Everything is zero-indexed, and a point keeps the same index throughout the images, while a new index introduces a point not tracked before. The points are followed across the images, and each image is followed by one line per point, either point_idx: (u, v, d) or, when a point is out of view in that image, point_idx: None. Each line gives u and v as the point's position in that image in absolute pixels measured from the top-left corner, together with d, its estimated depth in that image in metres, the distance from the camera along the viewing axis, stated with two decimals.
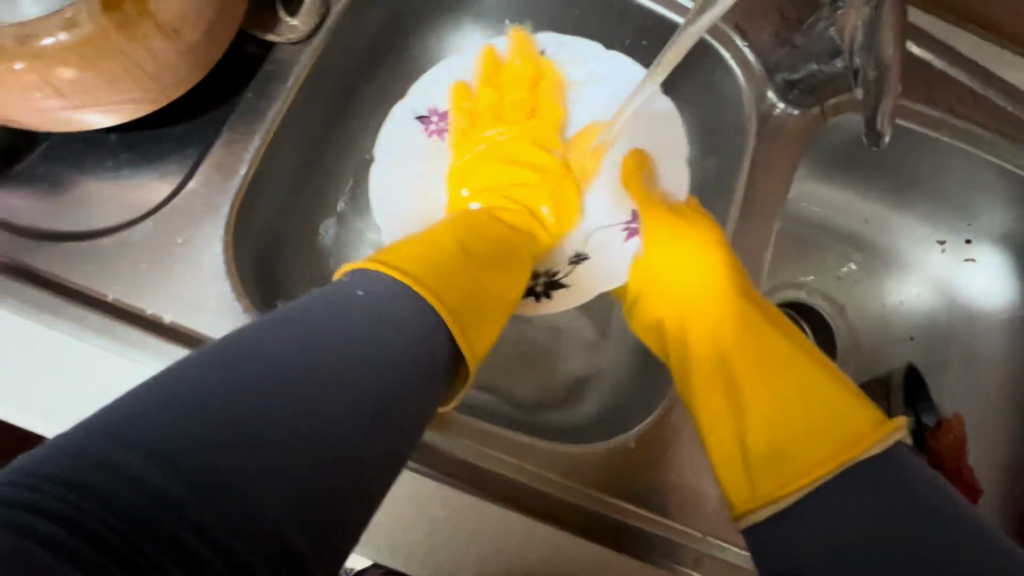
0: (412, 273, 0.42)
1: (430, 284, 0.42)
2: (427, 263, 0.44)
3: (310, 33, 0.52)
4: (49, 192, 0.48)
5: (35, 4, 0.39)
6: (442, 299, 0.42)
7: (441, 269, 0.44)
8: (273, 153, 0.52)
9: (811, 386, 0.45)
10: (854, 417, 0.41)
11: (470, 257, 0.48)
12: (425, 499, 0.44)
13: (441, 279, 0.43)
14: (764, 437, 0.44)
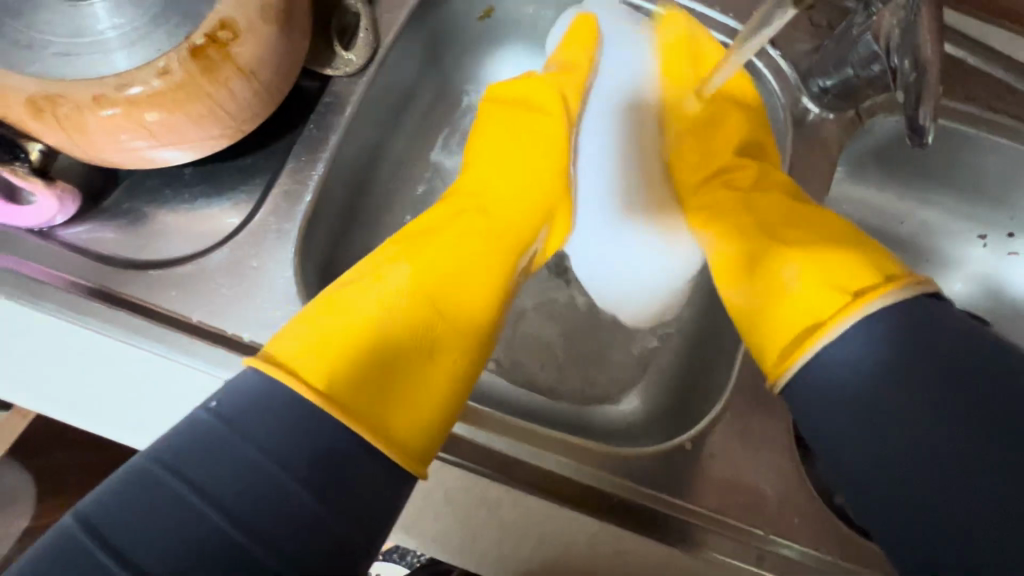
0: (316, 373, 0.41)
1: (334, 386, 0.41)
2: (327, 358, 0.42)
3: (364, 66, 0.56)
4: (132, 224, 0.52)
5: (129, 55, 0.41)
6: (348, 400, 0.41)
7: (337, 358, 0.42)
8: (335, 179, 0.55)
9: (831, 236, 0.48)
10: (862, 275, 0.44)
11: (385, 312, 0.46)
12: (494, 503, 0.46)
13: (338, 372, 0.41)
14: (763, 293, 0.48)
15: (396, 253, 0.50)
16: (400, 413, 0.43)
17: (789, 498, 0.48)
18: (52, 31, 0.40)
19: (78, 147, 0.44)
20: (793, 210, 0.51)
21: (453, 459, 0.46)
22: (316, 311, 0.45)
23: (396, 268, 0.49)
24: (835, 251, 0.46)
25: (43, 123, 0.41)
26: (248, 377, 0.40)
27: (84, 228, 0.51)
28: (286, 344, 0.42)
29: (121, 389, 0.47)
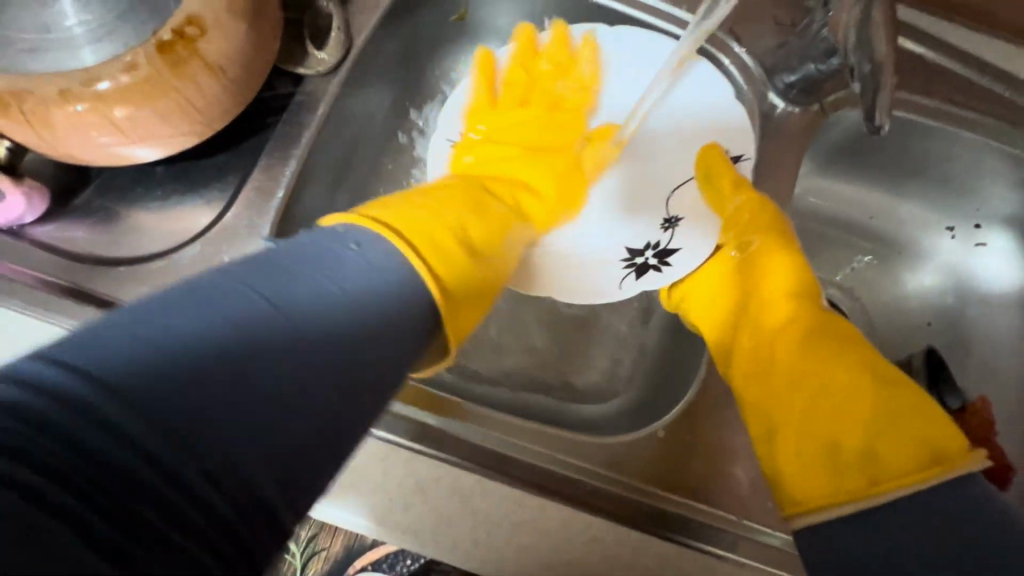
0: (424, 247, 0.39)
1: (442, 269, 0.39)
2: (433, 241, 0.40)
3: (336, 65, 0.56)
4: (104, 222, 0.52)
5: (96, 50, 0.41)
6: (445, 279, 0.39)
7: (441, 244, 0.40)
8: (307, 176, 0.55)
9: (873, 373, 0.43)
10: (933, 432, 0.39)
11: (444, 231, 0.41)
12: (467, 493, 0.46)
13: (441, 260, 0.39)
14: (837, 419, 0.41)
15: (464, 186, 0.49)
16: (467, 306, 0.41)
17: (760, 485, 0.49)
18: (19, 28, 0.41)
19: (46, 143, 0.44)
20: (851, 366, 0.43)
21: (424, 450, 0.45)
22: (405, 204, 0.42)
23: (478, 188, 0.49)
24: (890, 420, 0.40)
25: (10, 119, 0.41)
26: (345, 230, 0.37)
27: (54, 227, 0.51)
28: (399, 212, 0.40)
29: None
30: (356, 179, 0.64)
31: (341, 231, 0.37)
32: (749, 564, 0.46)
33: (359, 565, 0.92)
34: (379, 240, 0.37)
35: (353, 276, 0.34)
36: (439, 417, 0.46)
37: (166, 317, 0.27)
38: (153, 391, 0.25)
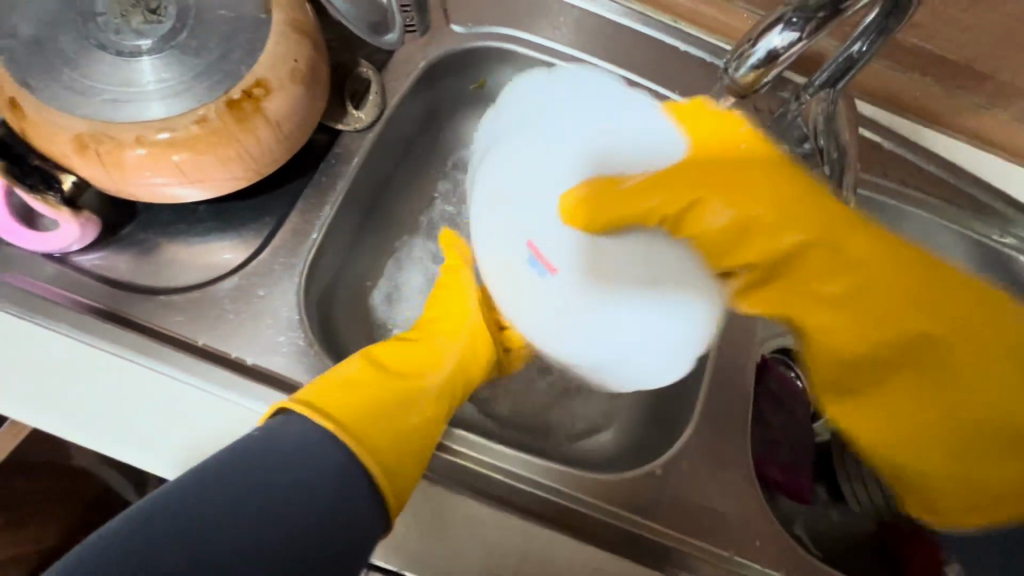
0: (350, 422, 0.44)
1: (371, 437, 0.43)
2: (370, 417, 0.45)
3: (371, 123, 0.63)
4: (146, 254, 0.56)
5: (171, 103, 0.46)
6: (378, 452, 0.43)
7: (362, 404, 0.46)
8: (338, 219, 0.60)
9: (945, 290, 0.38)
10: (974, 352, 0.37)
11: (368, 392, 0.47)
12: (478, 521, 0.48)
13: (365, 418, 0.45)
14: (935, 324, 0.37)
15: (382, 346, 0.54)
16: (411, 470, 0.45)
17: (750, 520, 0.53)
18: (104, 81, 0.46)
19: (110, 181, 0.48)
20: (899, 284, 0.38)
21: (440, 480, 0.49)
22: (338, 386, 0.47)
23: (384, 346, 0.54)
24: (954, 311, 0.37)
25: (84, 158, 0.46)
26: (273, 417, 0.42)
27: (98, 256, 0.54)
28: (328, 392, 0.46)
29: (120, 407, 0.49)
30: (376, 225, 0.69)
31: (265, 431, 0.40)
32: None
33: None
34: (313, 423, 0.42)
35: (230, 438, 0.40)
36: (456, 451, 0.51)
37: (187, 496, 0.35)
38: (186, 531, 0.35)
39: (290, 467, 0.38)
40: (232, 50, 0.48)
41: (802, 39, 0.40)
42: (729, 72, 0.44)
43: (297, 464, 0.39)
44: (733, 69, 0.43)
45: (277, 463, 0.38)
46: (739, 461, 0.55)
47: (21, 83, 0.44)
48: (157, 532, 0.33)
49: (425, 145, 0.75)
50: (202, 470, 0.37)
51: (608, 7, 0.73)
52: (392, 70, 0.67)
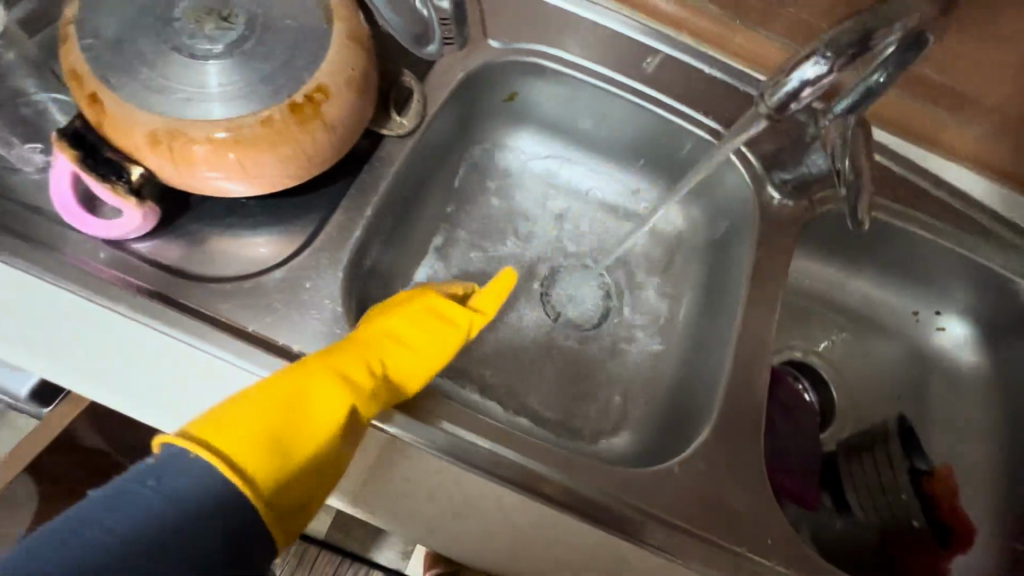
0: (243, 456, 0.38)
1: (265, 473, 0.38)
2: (277, 459, 0.39)
3: (412, 129, 0.66)
4: (197, 243, 0.59)
5: (238, 104, 0.50)
6: (273, 490, 0.38)
7: (270, 444, 0.40)
8: (378, 219, 0.63)
9: None
10: None
11: (285, 424, 0.41)
12: (509, 507, 0.52)
13: (269, 462, 0.39)
14: None
15: (316, 360, 0.47)
16: (306, 500, 0.41)
17: (761, 518, 0.56)
18: (177, 81, 0.49)
19: (176, 175, 0.51)
20: None
21: (479, 471, 0.50)
22: (239, 406, 0.40)
23: (317, 361, 0.47)
24: None
25: (156, 152, 0.49)
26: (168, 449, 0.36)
27: (152, 245, 0.57)
28: (229, 414, 0.39)
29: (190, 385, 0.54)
30: (409, 225, 0.72)
31: (151, 463, 0.35)
32: None
33: None
34: (197, 459, 0.36)
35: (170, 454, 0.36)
36: (494, 444, 0.51)
37: (91, 518, 0.32)
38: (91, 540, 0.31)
39: (190, 504, 0.33)
40: (295, 56, 0.51)
41: (830, 71, 0.50)
42: (764, 97, 0.53)
43: (181, 494, 0.33)
44: (771, 94, 0.53)
45: (167, 493, 0.33)
46: (752, 463, 0.58)
47: (102, 81, 0.48)
48: (60, 562, 0.29)
49: (456, 152, 0.78)
50: (113, 488, 0.33)
51: (635, 31, 0.78)
52: (432, 79, 0.71)
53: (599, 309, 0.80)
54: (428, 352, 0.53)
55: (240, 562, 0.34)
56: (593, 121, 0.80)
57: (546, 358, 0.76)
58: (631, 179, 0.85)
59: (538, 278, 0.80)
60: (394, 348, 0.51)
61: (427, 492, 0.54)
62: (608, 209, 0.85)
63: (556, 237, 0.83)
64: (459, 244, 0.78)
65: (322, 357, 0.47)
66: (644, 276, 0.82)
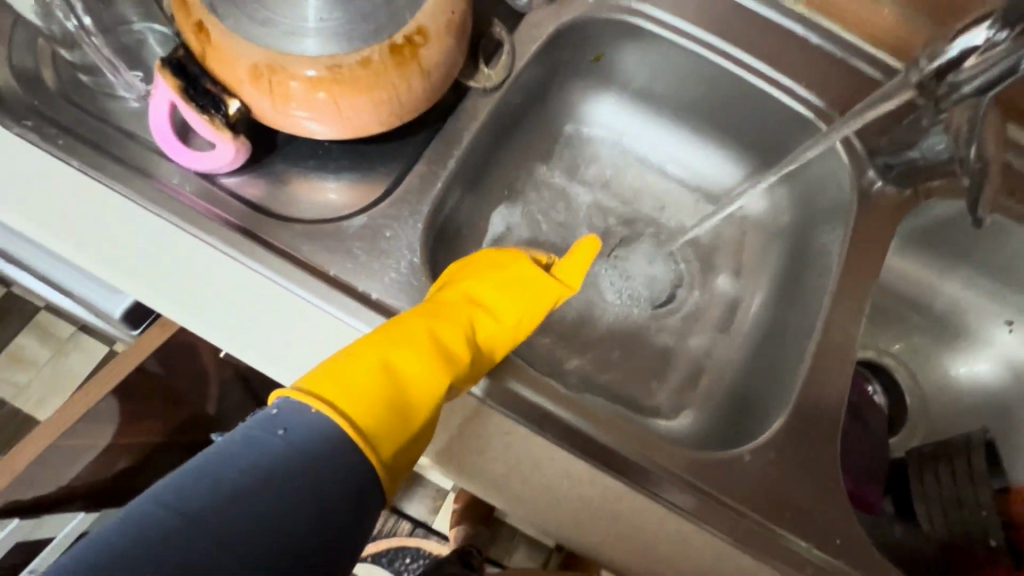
0: (354, 411, 0.39)
1: (374, 428, 0.40)
2: (385, 416, 0.41)
3: (499, 82, 0.64)
4: (284, 184, 0.59)
5: (339, 43, 0.48)
6: (382, 444, 0.40)
7: (380, 404, 0.41)
8: (457, 173, 0.62)
9: None
10: None
11: (390, 382, 0.42)
12: (576, 477, 0.53)
13: (381, 420, 0.40)
14: None
15: (410, 319, 0.47)
16: (409, 454, 0.43)
17: (831, 518, 0.54)
18: (281, 14, 0.48)
19: (272, 112, 0.51)
20: None
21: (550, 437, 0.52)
22: (346, 361, 0.42)
23: (409, 321, 0.47)
24: None
25: (256, 87, 0.49)
26: (288, 405, 0.38)
27: (241, 180, 0.58)
28: (336, 370, 0.41)
29: (275, 324, 0.55)
30: (484, 184, 0.71)
31: (274, 415, 0.37)
32: None
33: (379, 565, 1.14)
34: (316, 414, 0.38)
35: (292, 412, 0.38)
36: (569, 412, 0.52)
37: (227, 458, 0.35)
38: (230, 479, 0.34)
39: (314, 452, 0.36)
40: None
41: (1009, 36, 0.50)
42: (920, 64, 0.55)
43: (306, 445, 0.36)
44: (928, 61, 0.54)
45: (296, 443, 0.36)
46: (825, 459, 0.56)
47: (209, 9, 0.48)
48: (211, 494, 0.33)
49: (535, 112, 0.76)
50: (242, 436, 0.37)
51: None
52: (522, 32, 0.68)
53: (668, 287, 0.77)
54: (517, 317, 0.52)
55: (335, 506, 0.36)
56: (682, 88, 0.76)
57: (610, 332, 0.74)
58: (714, 154, 0.80)
59: (607, 249, 0.78)
60: (481, 311, 0.51)
61: (497, 458, 0.54)
62: (685, 184, 0.82)
63: (628, 208, 0.80)
64: (532, 207, 0.77)
65: (415, 316, 0.48)
66: (717, 256, 0.79)
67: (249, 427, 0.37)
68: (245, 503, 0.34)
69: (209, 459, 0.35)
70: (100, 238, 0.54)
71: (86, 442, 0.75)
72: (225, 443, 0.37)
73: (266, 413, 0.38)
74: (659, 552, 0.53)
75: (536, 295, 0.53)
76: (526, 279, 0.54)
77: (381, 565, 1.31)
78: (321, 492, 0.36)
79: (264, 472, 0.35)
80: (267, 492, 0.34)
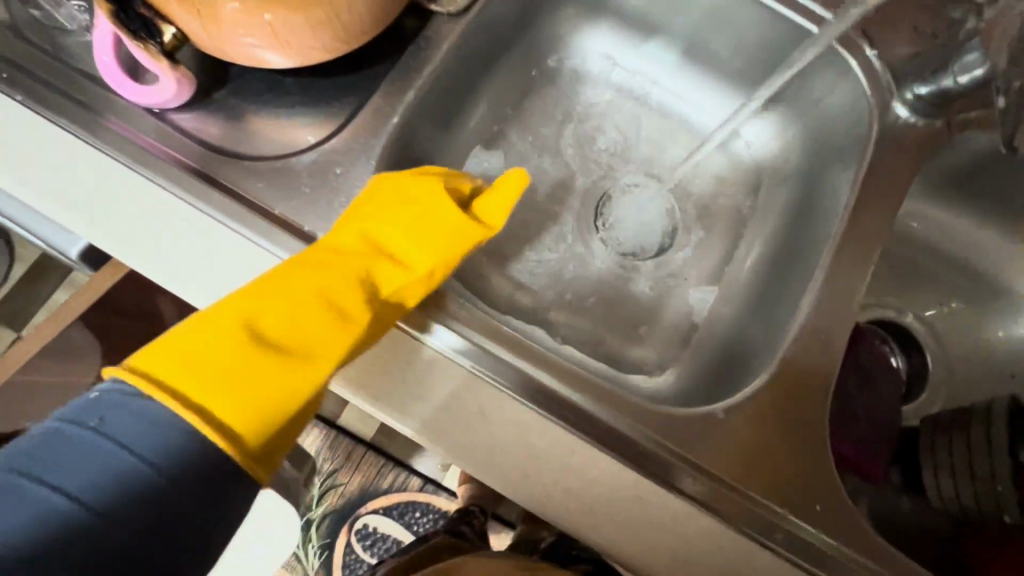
0: (192, 388, 0.37)
1: (218, 403, 0.37)
2: (236, 386, 0.38)
3: (467, 7, 0.59)
4: (234, 120, 0.56)
5: None
6: (234, 418, 0.37)
7: (230, 374, 0.38)
8: (419, 108, 0.58)
9: None
10: None
11: (242, 350, 0.39)
12: (521, 426, 0.49)
13: (228, 392, 0.38)
14: None
15: (275, 280, 0.44)
16: (275, 429, 0.40)
17: (808, 483, 0.50)
18: None
19: (205, 36, 0.47)
20: None
21: (499, 381, 0.49)
22: (190, 333, 0.39)
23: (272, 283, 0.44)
24: None
25: (183, 8, 0.45)
26: (113, 389, 0.35)
27: (192, 117, 0.55)
28: (176, 344, 0.38)
29: (224, 260, 0.53)
30: (455, 122, 0.66)
31: (95, 402, 0.35)
32: (780, 552, 0.48)
33: None
34: (143, 397, 0.35)
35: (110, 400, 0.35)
36: (513, 353, 0.49)
37: (55, 450, 0.34)
38: (68, 474, 0.33)
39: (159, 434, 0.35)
40: None
41: None
42: None
43: (126, 434, 0.34)
44: None
45: (120, 434, 0.34)
46: (809, 421, 0.51)
47: None
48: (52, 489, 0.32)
49: (516, 44, 0.70)
50: (67, 426, 0.35)
51: None
52: None
53: (658, 237, 0.72)
54: (412, 262, 0.50)
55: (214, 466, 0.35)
56: (683, 13, 0.68)
57: (592, 285, 0.69)
58: (715, 90, 0.73)
59: (594, 194, 0.72)
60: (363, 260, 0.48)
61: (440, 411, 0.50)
62: (684, 125, 0.74)
63: (618, 151, 0.74)
64: (511, 150, 0.72)
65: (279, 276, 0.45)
66: (713, 203, 0.72)
67: (78, 411, 0.35)
68: (93, 491, 0.33)
69: (39, 454, 0.33)
70: (45, 172, 0.53)
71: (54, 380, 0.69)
72: (53, 434, 0.34)
73: (89, 401, 0.35)
74: (615, 513, 0.49)
75: (427, 237, 0.51)
76: (413, 221, 0.51)
77: (391, 518, 1.21)
78: (158, 462, 0.34)
79: (105, 458, 0.34)
80: (94, 486, 0.33)
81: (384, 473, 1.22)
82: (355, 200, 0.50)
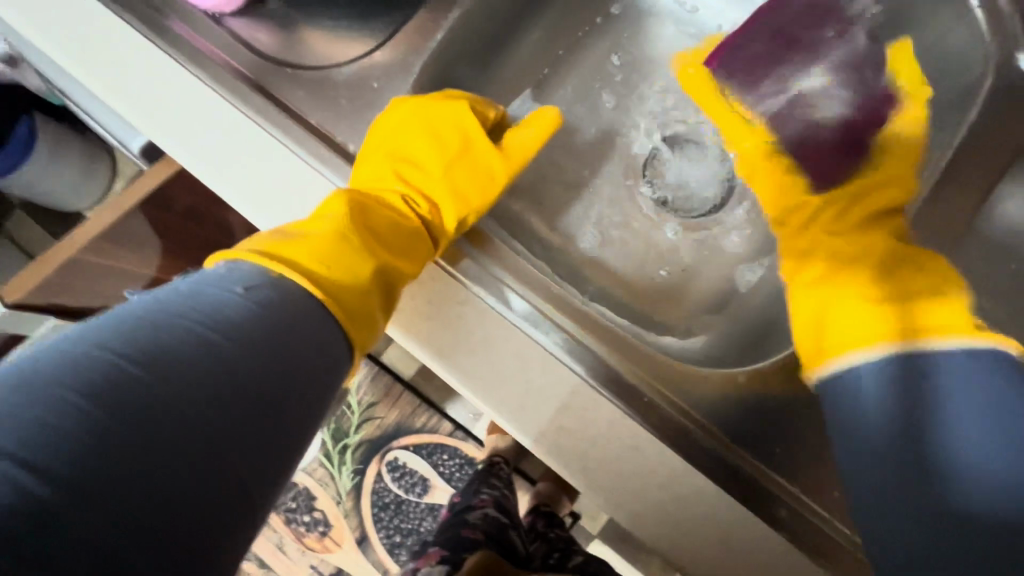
0: (306, 264, 0.40)
1: (330, 276, 0.41)
2: (342, 266, 0.42)
3: None
4: (281, 28, 0.56)
5: None
6: (342, 290, 0.41)
7: (334, 254, 0.42)
8: (465, 27, 0.56)
9: None
10: None
11: (339, 239, 0.43)
12: (532, 368, 0.46)
13: (336, 270, 0.41)
14: None
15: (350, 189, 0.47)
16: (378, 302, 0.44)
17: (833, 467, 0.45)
18: None
19: None
20: None
21: (577, 369, 0.45)
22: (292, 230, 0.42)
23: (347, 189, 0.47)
24: None
25: None
26: (235, 267, 0.38)
27: (244, 23, 0.56)
28: (279, 239, 0.41)
29: (246, 161, 0.52)
30: (505, 49, 0.63)
31: (224, 274, 0.37)
32: (798, 544, 0.43)
33: (403, 442, 1.13)
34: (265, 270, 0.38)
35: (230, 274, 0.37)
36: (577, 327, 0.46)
37: (150, 315, 0.33)
38: (154, 344, 0.31)
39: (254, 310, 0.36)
40: None
41: None
42: None
43: (243, 311, 0.35)
44: None
45: (253, 298, 0.36)
46: None
47: None
48: (142, 348, 0.31)
49: None
50: (182, 291, 0.35)
51: None
52: None
53: (708, 192, 0.66)
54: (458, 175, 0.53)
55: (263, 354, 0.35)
56: None
57: (631, 235, 0.65)
58: None
59: (646, 140, 0.67)
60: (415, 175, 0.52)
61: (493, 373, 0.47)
62: None
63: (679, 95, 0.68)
64: (561, 85, 0.68)
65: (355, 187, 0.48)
66: None
67: (172, 294, 0.35)
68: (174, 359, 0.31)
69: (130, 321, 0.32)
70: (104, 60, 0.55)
71: (119, 265, 0.79)
72: (145, 309, 0.33)
73: (204, 274, 0.37)
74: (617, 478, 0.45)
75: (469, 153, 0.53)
76: (454, 138, 0.53)
77: (420, 457, 1.13)
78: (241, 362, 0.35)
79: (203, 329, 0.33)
80: (170, 350, 0.31)
81: (418, 412, 1.14)
82: (384, 118, 0.51)
